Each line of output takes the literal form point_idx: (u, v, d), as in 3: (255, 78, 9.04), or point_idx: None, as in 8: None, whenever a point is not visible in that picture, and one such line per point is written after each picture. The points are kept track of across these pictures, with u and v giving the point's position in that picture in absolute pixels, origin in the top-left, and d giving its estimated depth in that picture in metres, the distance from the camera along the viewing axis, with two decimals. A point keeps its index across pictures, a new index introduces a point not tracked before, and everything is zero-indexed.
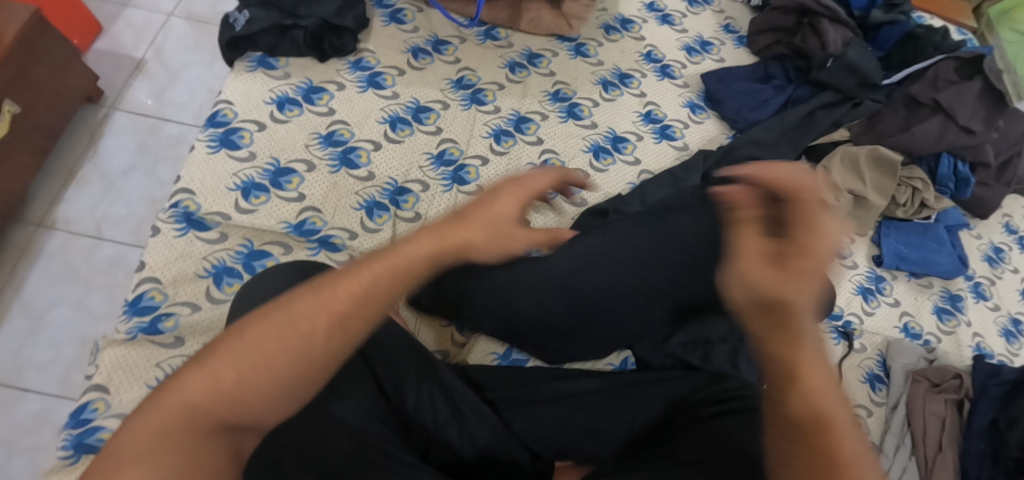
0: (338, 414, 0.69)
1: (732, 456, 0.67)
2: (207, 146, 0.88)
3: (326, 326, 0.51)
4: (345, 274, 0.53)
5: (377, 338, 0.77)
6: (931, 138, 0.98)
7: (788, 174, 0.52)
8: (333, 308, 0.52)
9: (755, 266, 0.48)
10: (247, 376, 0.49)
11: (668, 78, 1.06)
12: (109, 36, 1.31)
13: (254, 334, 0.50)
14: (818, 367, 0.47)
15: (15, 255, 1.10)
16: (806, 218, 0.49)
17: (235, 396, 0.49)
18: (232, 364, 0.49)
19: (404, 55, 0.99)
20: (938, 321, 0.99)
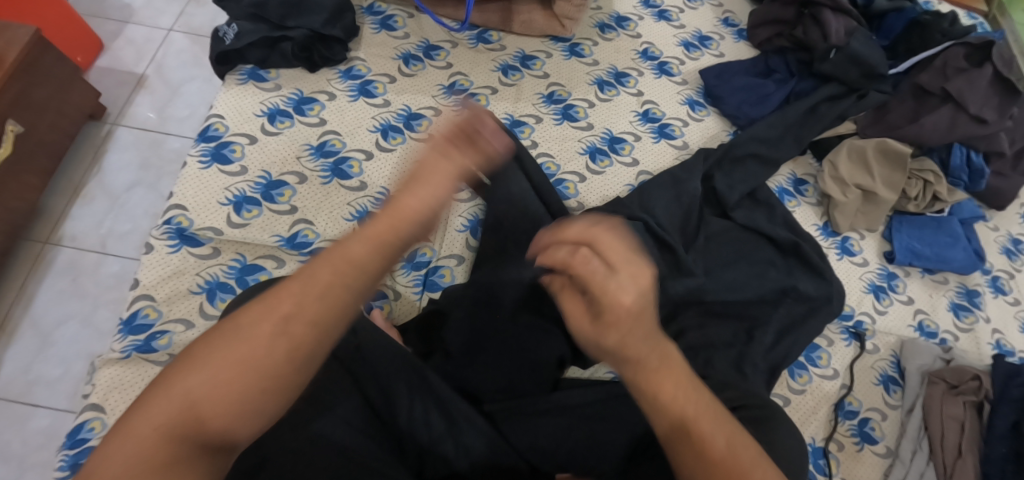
0: (329, 433, 0.69)
1: None
2: (198, 160, 0.88)
3: (278, 329, 0.51)
4: (292, 280, 0.53)
5: (365, 352, 0.76)
6: (941, 129, 0.94)
7: (570, 230, 0.58)
8: (282, 313, 0.52)
9: (581, 322, 0.56)
10: (207, 396, 0.49)
11: (666, 76, 1.04)
12: (111, 53, 1.32)
13: (199, 358, 0.50)
14: (670, 382, 0.53)
15: (24, 272, 1.11)
16: (601, 253, 0.55)
17: (199, 416, 0.49)
18: (189, 388, 0.49)
19: (395, 63, 0.98)
20: (954, 317, 0.95)
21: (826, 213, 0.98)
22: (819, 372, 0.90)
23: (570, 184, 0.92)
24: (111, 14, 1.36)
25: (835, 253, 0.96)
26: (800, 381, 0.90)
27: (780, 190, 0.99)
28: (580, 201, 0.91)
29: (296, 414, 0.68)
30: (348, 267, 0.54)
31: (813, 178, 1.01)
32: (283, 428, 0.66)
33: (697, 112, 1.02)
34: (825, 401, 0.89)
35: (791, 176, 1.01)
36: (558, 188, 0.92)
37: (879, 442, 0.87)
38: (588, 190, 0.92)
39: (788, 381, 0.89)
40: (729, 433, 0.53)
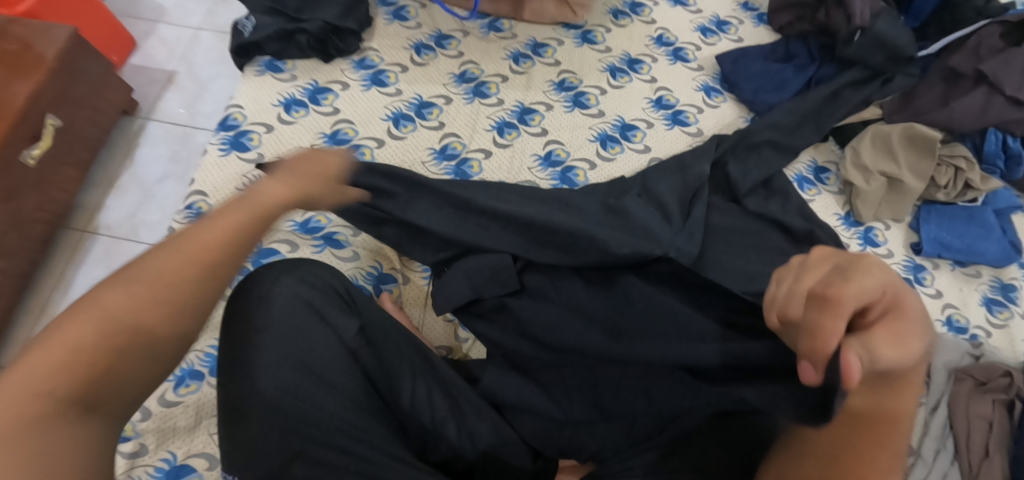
0: (330, 408, 0.69)
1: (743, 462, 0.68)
2: (218, 149, 0.90)
3: (216, 250, 0.53)
4: (199, 225, 0.54)
5: (369, 333, 0.76)
6: (973, 114, 0.90)
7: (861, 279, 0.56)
8: (191, 255, 0.52)
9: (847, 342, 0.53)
10: (127, 317, 0.49)
11: (681, 62, 1.02)
12: (143, 52, 1.39)
13: (105, 297, 0.50)
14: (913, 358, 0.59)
15: (64, 259, 1.18)
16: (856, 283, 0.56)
17: (112, 340, 0.49)
18: (105, 305, 0.49)
19: (406, 53, 0.99)
20: (986, 312, 0.90)
21: (847, 203, 0.95)
22: None
23: (579, 171, 0.92)
24: (146, 14, 1.43)
25: (857, 243, 0.92)
26: None
27: (799, 178, 0.96)
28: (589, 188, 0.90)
29: (294, 389, 0.67)
30: (261, 213, 0.57)
31: (835, 165, 0.97)
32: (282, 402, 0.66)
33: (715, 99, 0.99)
34: None
35: (812, 163, 0.98)
36: (567, 175, 0.91)
37: None
38: (597, 176, 0.92)
39: None
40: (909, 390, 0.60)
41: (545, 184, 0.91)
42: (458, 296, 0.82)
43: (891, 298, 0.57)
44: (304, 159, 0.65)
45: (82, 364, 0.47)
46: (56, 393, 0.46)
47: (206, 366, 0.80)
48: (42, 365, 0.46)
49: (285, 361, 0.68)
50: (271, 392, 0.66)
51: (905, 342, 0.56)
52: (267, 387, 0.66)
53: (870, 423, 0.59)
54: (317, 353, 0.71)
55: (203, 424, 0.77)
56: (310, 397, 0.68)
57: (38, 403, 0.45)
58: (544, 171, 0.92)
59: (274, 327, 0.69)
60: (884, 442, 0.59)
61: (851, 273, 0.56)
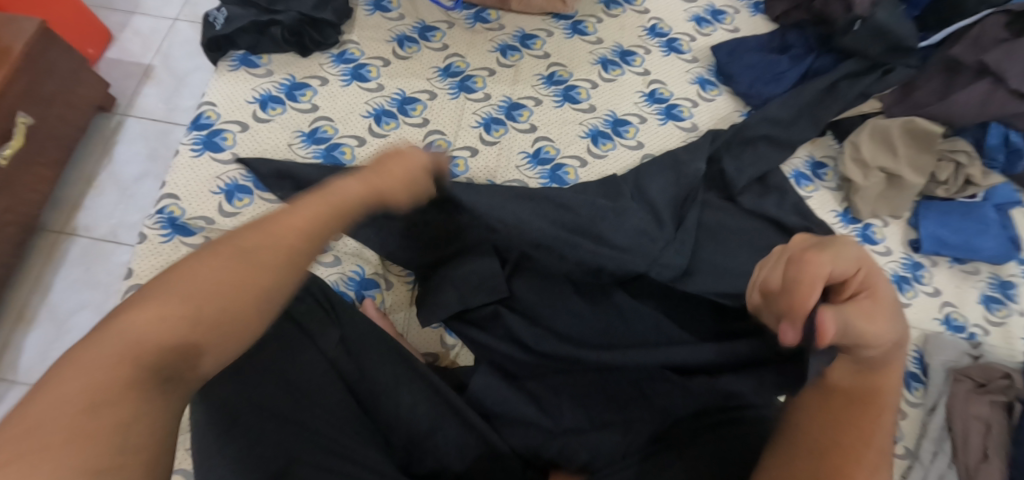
0: (309, 421, 0.65)
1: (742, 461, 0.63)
2: (190, 149, 0.86)
3: (267, 266, 0.48)
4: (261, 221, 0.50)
5: (348, 344, 0.73)
6: (973, 110, 0.87)
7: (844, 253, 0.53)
8: (277, 250, 0.49)
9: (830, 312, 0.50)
10: (172, 316, 0.44)
11: (674, 53, 0.98)
12: (118, 45, 1.33)
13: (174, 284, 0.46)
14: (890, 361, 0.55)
15: (40, 261, 1.14)
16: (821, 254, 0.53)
17: (162, 347, 0.44)
18: (140, 322, 0.44)
19: (389, 45, 0.95)
20: (985, 310, 0.88)
21: (846, 198, 0.92)
22: None
23: (570, 169, 0.88)
24: (119, 5, 1.37)
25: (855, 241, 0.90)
26: None
27: (796, 174, 0.93)
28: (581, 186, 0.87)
29: (270, 400, 0.64)
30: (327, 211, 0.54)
31: (832, 160, 0.95)
32: (254, 413, 0.62)
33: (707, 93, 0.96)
34: None
35: (809, 158, 0.95)
36: (557, 173, 0.88)
37: (897, 442, 0.81)
38: (589, 174, 0.88)
39: None
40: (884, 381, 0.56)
41: (534, 183, 0.87)
42: (448, 307, 0.80)
43: (866, 277, 0.53)
44: (394, 157, 0.63)
45: (134, 375, 0.42)
46: (107, 405, 0.41)
47: None
48: (104, 368, 0.42)
49: (257, 373, 0.65)
50: (250, 407, 0.62)
51: (876, 324, 0.52)
52: (242, 395, 0.63)
53: (850, 406, 0.55)
54: (296, 366, 0.68)
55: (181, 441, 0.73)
56: (292, 411, 0.65)
57: (83, 417, 0.40)
58: (533, 169, 0.88)
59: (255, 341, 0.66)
60: (869, 438, 0.54)
61: (824, 247, 0.53)
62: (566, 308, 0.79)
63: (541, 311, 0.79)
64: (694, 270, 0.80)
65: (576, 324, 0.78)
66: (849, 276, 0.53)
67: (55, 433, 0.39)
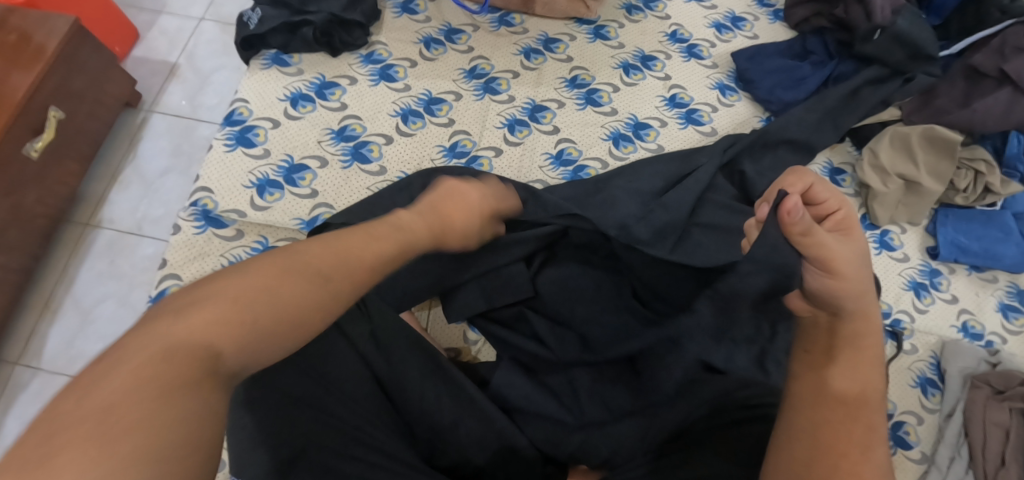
0: (341, 412, 0.68)
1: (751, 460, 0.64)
2: (223, 144, 0.88)
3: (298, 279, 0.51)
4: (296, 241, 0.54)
5: (379, 337, 0.74)
6: (996, 115, 0.88)
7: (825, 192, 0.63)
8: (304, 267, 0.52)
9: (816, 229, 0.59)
10: (214, 325, 0.46)
11: (695, 59, 1.00)
12: (146, 43, 1.36)
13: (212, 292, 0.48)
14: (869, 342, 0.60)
15: (68, 252, 1.17)
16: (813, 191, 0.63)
17: (186, 346, 0.45)
18: (173, 327, 0.46)
19: (415, 47, 0.97)
20: (1002, 319, 0.89)
21: (865, 205, 0.93)
22: None
23: (591, 170, 0.90)
24: (147, 5, 1.41)
25: (873, 248, 0.91)
26: None
27: None
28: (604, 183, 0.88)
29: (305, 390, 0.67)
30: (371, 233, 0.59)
31: (851, 167, 0.96)
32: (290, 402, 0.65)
33: (728, 98, 0.97)
34: None
35: (828, 164, 0.96)
36: (579, 175, 0.90)
37: (913, 446, 0.82)
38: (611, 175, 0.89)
39: None
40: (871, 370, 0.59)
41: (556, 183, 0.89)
42: (474, 305, 0.83)
43: (845, 218, 0.61)
44: (450, 199, 0.71)
45: (168, 371, 0.43)
46: (142, 397, 0.42)
47: None
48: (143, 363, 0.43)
49: (291, 362, 0.66)
50: (280, 394, 0.65)
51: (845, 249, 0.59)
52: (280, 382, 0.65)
53: (838, 409, 0.57)
54: (330, 355, 0.70)
55: None
56: (324, 403, 0.67)
57: (106, 413, 0.40)
58: (556, 170, 0.90)
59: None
60: (864, 427, 0.56)
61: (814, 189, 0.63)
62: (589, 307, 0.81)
63: (562, 311, 0.82)
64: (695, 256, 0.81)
65: (596, 316, 0.81)
66: (834, 213, 0.62)
67: (82, 427, 0.40)
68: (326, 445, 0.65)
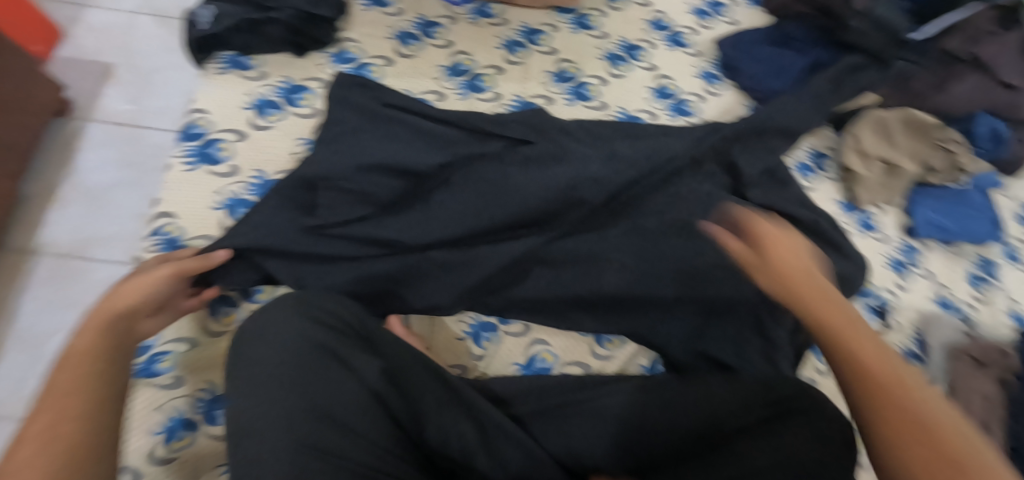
0: (354, 457, 0.60)
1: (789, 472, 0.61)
2: (182, 163, 0.78)
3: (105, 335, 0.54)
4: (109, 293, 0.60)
5: (392, 375, 0.67)
6: (969, 98, 0.92)
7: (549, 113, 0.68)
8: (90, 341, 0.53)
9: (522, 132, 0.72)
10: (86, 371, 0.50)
11: (679, 47, 0.98)
12: (72, 41, 1.19)
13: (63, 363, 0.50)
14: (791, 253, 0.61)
15: (6, 283, 1.00)
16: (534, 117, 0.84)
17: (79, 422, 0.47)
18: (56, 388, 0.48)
19: (390, 43, 0.89)
20: (972, 288, 0.95)
21: (846, 187, 0.95)
22: None
23: (592, 86, 0.92)
24: None
25: (857, 229, 0.93)
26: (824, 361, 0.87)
27: (801, 166, 0.95)
28: (604, 101, 0.91)
29: (321, 443, 0.59)
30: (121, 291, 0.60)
31: (832, 150, 0.98)
32: (302, 463, 0.58)
33: (693, 100, 0.95)
34: None
35: (811, 150, 0.98)
36: (580, 91, 0.91)
37: None
38: (610, 93, 0.92)
39: (812, 362, 0.85)
40: (822, 290, 0.58)
41: (559, 99, 0.90)
42: (437, 296, 0.75)
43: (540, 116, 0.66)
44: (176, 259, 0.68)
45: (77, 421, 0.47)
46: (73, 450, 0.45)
47: (199, 412, 0.70)
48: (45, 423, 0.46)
49: (304, 416, 0.60)
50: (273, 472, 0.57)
51: None
52: (261, 441, 0.58)
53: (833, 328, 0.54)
54: (336, 399, 0.62)
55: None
56: (343, 452, 0.60)
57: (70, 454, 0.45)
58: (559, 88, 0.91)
59: (271, 380, 0.61)
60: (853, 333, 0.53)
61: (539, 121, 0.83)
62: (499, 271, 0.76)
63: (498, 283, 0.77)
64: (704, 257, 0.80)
65: (503, 274, 0.76)
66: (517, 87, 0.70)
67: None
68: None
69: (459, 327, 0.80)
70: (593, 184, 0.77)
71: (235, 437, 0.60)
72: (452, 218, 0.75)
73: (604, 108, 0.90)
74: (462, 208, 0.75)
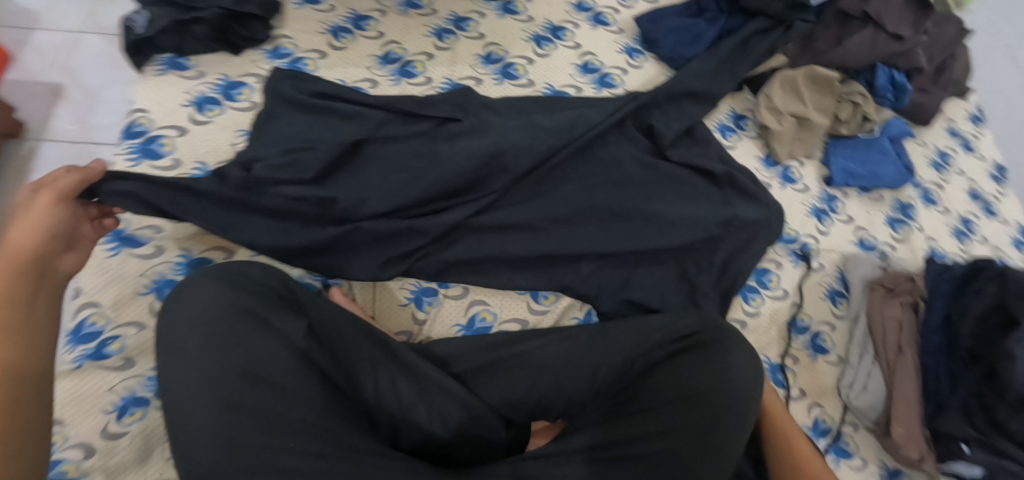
0: (290, 415, 0.63)
1: (687, 393, 0.70)
2: (126, 159, 0.82)
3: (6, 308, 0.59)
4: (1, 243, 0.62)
5: (324, 335, 0.70)
6: (864, 51, 1.00)
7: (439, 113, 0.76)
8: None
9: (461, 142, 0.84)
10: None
11: (602, 26, 1.05)
12: (21, 64, 1.22)
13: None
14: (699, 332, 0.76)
15: None
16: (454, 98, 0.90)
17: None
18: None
19: (323, 37, 0.94)
20: (891, 230, 1.01)
21: (767, 145, 1.01)
22: (770, 293, 0.93)
23: (519, 66, 0.97)
24: (12, 21, 1.26)
25: (778, 182, 0.99)
26: (754, 303, 0.92)
27: (721, 127, 1.01)
28: (530, 79, 0.96)
29: (256, 404, 0.62)
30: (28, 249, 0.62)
31: (752, 111, 1.04)
32: (239, 424, 0.60)
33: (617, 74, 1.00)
34: (778, 321, 0.92)
35: (731, 112, 1.04)
36: (507, 71, 0.97)
37: (830, 352, 0.92)
38: (536, 71, 0.97)
39: (741, 304, 0.91)
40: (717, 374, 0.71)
41: (488, 79, 0.95)
42: (368, 268, 0.80)
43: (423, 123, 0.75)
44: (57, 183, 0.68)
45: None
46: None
47: (150, 390, 0.74)
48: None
49: (236, 378, 0.62)
50: (209, 433, 0.60)
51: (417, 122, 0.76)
52: (195, 406, 0.60)
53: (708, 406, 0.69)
54: (266, 361, 0.64)
55: (155, 453, 0.72)
56: (273, 407, 0.63)
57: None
58: (486, 68, 0.96)
59: (201, 345, 0.63)
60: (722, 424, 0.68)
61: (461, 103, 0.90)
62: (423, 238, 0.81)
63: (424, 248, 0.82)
64: (627, 215, 0.87)
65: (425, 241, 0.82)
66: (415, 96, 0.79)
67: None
68: (269, 444, 0.61)
69: (402, 293, 0.83)
70: (520, 152, 0.84)
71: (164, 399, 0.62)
72: (373, 192, 0.81)
73: (531, 85, 0.96)
74: (387, 186, 0.81)
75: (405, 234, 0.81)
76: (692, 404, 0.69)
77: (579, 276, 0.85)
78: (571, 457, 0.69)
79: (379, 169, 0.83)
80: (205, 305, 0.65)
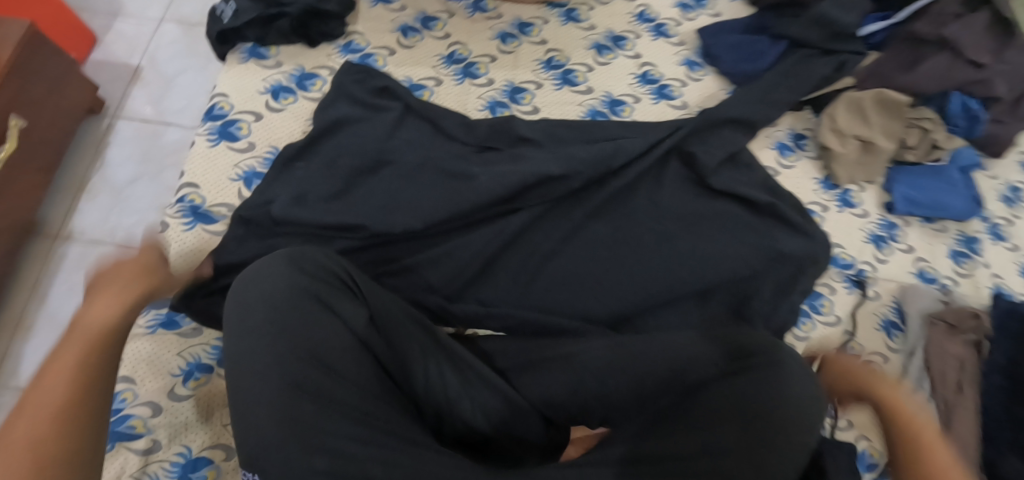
0: (342, 396, 0.66)
1: (740, 415, 0.67)
2: (206, 139, 0.88)
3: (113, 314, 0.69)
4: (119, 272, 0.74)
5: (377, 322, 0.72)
6: (937, 76, 0.97)
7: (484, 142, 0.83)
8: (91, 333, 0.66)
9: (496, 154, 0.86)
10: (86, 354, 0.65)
11: (663, 37, 1.05)
12: (105, 46, 1.32)
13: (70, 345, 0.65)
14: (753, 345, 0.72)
15: (37, 267, 1.12)
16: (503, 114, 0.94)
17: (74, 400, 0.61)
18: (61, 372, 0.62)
19: (394, 35, 0.99)
20: (954, 263, 0.96)
21: (826, 166, 1.00)
22: (821, 319, 0.91)
23: (579, 73, 0.99)
24: (102, 7, 1.36)
25: (835, 205, 0.98)
26: (803, 329, 0.90)
27: (780, 145, 1.01)
28: (590, 87, 0.98)
29: (311, 382, 0.65)
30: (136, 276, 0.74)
31: (812, 132, 1.03)
32: (296, 403, 0.63)
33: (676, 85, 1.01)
34: (828, 347, 0.89)
35: (790, 131, 1.03)
36: (567, 77, 0.99)
37: None
38: (596, 78, 0.99)
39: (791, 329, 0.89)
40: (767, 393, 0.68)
41: (548, 84, 0.98)
42: (419, 285, 0.83)
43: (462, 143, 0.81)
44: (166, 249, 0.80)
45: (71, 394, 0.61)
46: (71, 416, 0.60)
47: (213, 358, 0.80)
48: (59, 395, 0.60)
49: (297, 357, 0.65)
50: (269, 405, 0.63)
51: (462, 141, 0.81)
52: (258, 380, 0.64)
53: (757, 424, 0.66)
54: (326, 342, 0.67)
55: (215, 416, 0.77)
56: (326, 388, 0.65)
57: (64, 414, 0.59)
58: (547, 73, 0.99)
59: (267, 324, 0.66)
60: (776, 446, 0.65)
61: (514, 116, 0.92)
62: (473, 254, 0.83)
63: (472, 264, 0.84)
64: (674, 229, 0.87)
65: (471, 255, 0.83)
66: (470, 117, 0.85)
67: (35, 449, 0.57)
68: (323, 422, 0.64)
69: None
70: (570, 161, 0.86)
71: (230, 371, 0.66)
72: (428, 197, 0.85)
73: (591, 93, 0.98)
74: (443, 191, 0.85)
75: (456, 246, 0.84)
76: (742, 427, 0.66)
77: (622, 288, 0.84)
78: (604, 466, 0.69)
79: (433, 171, 0.86)
80: (271, 287, 0.68)
